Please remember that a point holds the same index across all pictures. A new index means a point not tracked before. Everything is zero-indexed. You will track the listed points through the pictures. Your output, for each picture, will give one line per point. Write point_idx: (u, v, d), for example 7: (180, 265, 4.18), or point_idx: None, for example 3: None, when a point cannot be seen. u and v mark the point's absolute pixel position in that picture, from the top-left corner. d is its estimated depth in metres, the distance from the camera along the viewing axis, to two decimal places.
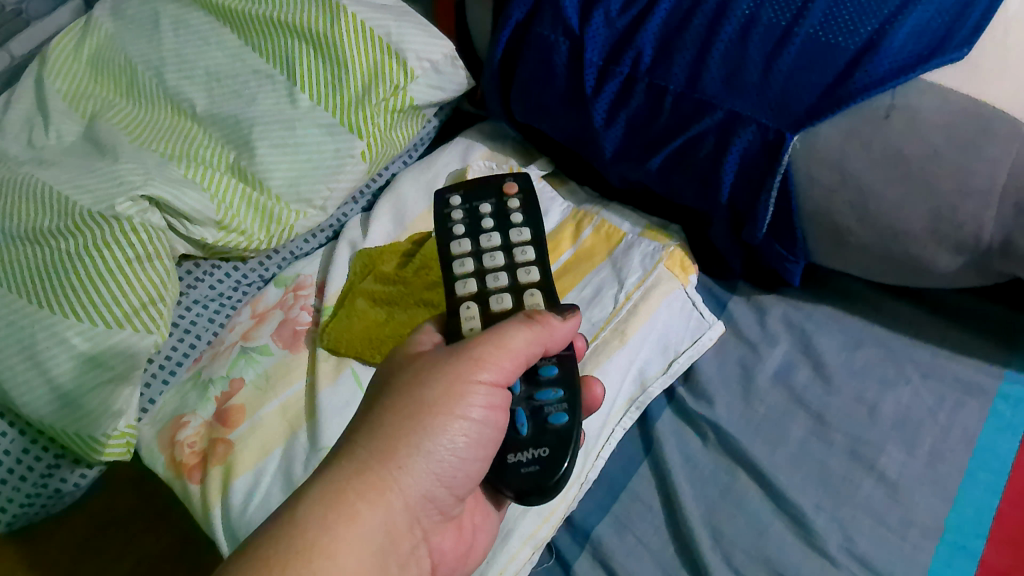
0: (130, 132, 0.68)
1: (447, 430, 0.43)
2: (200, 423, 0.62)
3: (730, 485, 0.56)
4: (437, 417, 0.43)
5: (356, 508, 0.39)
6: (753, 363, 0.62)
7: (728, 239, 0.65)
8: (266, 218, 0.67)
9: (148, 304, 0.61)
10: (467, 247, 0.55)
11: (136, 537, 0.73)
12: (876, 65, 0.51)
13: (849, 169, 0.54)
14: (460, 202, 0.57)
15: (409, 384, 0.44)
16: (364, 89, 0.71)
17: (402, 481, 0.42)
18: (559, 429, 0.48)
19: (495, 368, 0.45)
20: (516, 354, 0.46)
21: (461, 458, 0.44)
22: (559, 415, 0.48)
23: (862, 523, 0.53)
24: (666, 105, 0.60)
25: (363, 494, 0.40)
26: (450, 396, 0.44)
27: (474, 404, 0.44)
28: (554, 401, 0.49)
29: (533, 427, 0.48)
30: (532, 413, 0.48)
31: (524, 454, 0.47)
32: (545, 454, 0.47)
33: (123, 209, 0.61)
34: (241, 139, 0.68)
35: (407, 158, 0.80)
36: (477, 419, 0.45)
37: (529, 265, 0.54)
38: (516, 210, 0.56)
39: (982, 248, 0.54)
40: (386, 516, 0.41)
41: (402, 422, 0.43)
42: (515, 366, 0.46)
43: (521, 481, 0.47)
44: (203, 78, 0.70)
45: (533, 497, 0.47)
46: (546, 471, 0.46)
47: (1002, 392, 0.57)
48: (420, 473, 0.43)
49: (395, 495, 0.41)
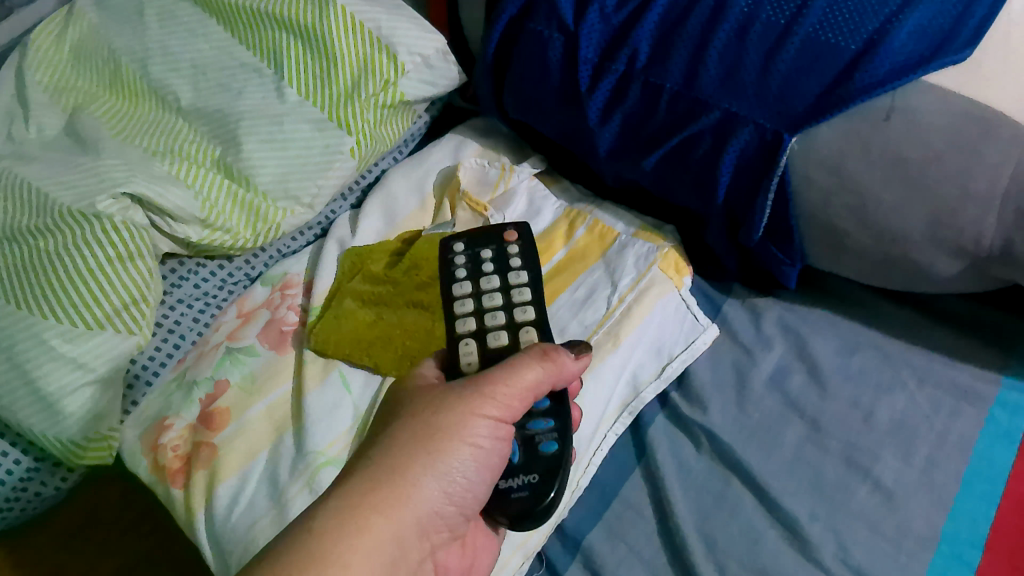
0: (111, 126, 0.66)
1: (460, 452, 0.42)
2: (184, 426, 0.61)
3: (723, 492, 0.55)
4: (450, 440, 0.42)
5: (365, 523, 0.38)
6: (748, 367, 0.61)
7: (724, 242, 0.64)
8: (252, 216, 0.66)
9: (130, 305, 0.59)
10: (467, 289, 0.54)
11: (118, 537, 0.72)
12: (877, 65, 0.50)
13: (848, 171, 0.53)
14: (463, 248, 0.56)
15: (425, 405, 0.43)
16: (353, 84, 0.69)
17: (415, 499, 0.40)
18: (550, 457, 0.47)
19: (508, 396, 0.44)
20: (530, 388, 0.45)
21: (473, 480, 0.43)
22: (550, 444, 0.47)
23: (856, 532, 0.52)
24: (663, 104, 0.59)
25: (378, 508, 0.39)
26: (465, 418, 0.43)
27: (487, 430, 0.43)
28: (545, 430, 0.48)
29: (524, 455, 0.47)
30: (522, 441, 0.48)
31: (515, 480, 0.46)
32: (535, 480, 0.46)
33: (104, 207, 0.59)
34: (227, 133, 0.66)
35: (398, 154, 0.79)
36: (488, 445, 0.44)
37: (526, 306, 0.53)
38: (516, 254, 0.55)
39: (982, 254, 0.53)
40: (399, 531, 0.40)
41: (417, 440, 0.42)
42: (527, 400, 0.45)
43: (511, 507, 0.46)
44: (188, 71, 0.69)
45: (523, 523, 0.46)
46: (535, 497, 0.46)
47: (1000, 398, 0.56)
48: (433, 492, 0.41)
49: (408, 511, 0.40)
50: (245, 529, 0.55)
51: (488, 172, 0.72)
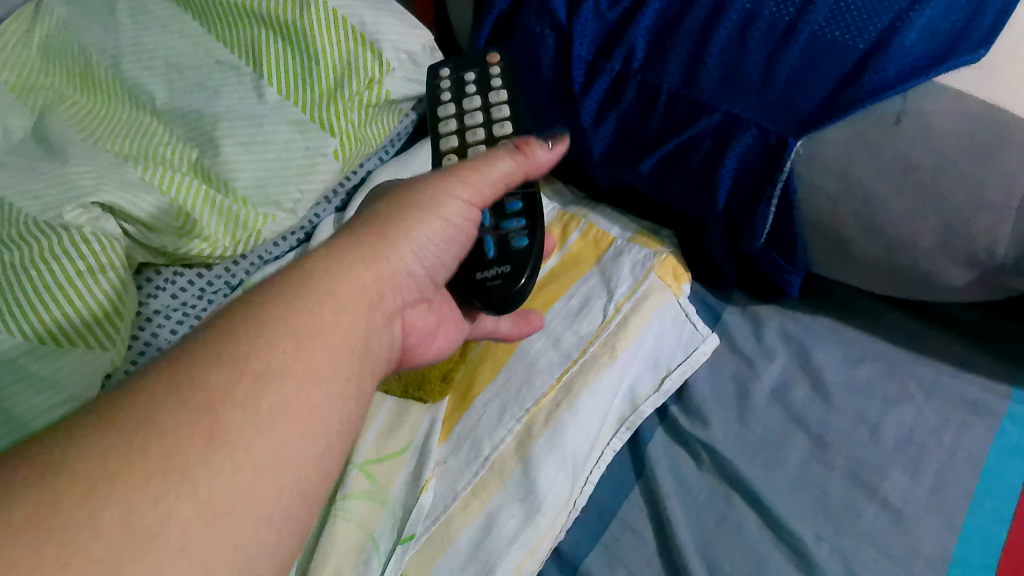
0: (80, 126, 0.62)
1: (428, 228, 0.42)
2: None
3: (725, 512, 0.53)
4: (419, 213, 0.42)
5: (352, 265, 0.38)
6: (749, 379, 0.59)
7: (725, 248, 0.61)
8: (231, 223, 0.62)
9: (102, 319, 0.56)
10: (453, 128, 0.57)
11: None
12: (886, 66, 0.47)
13: (855, 177, 0.50)
14: (449, 73, 0.60)
15: (394, 203, 0.43)
16: (337, 83, 0.67)
17: (390, 254, 0.40)
18: (522, 249, 0.48)
19: (476, 188, 0.45)
20: (497, 181, 0.45)
21: (439, 252, 0.43)
22: (523, 239, 0.48)
23: (864, 554, 0.50)
24: (660, 105, 0.56)
25: (354, 261, 0.39)
26: (434, 198, 0.43)
27: (455, 212, 0.44)
28: (518, 228, 0.49)
29: (499, 250, 0.48)
30: (497, 237, 0.48)
31: (489, 271, 0.48)
32: (508, 269, 0.47)
33: (73, 217, 0.57)
34: (205, 135, 0.63)
35: (384, 154, 0.76)
36: (453, 228, 0.44)
37: (504, 120, 0.55)
38: (498, 74, 0.58)
39: (994, 264, 0.51)
40: (378, 277, 0.39)
41: (388, 216, 0.42)
42: (493, 193, 0.46)
43: (487, 294, 0.47)
44: (163, 70, 0.66)
45: (497, 308, 0.47)
46: (509, 283, 0.47)
47: (1009, 412, 0.54)
48: (404, 253, 0.41)
49: (383, 268, 0.40)
50: None
51: None
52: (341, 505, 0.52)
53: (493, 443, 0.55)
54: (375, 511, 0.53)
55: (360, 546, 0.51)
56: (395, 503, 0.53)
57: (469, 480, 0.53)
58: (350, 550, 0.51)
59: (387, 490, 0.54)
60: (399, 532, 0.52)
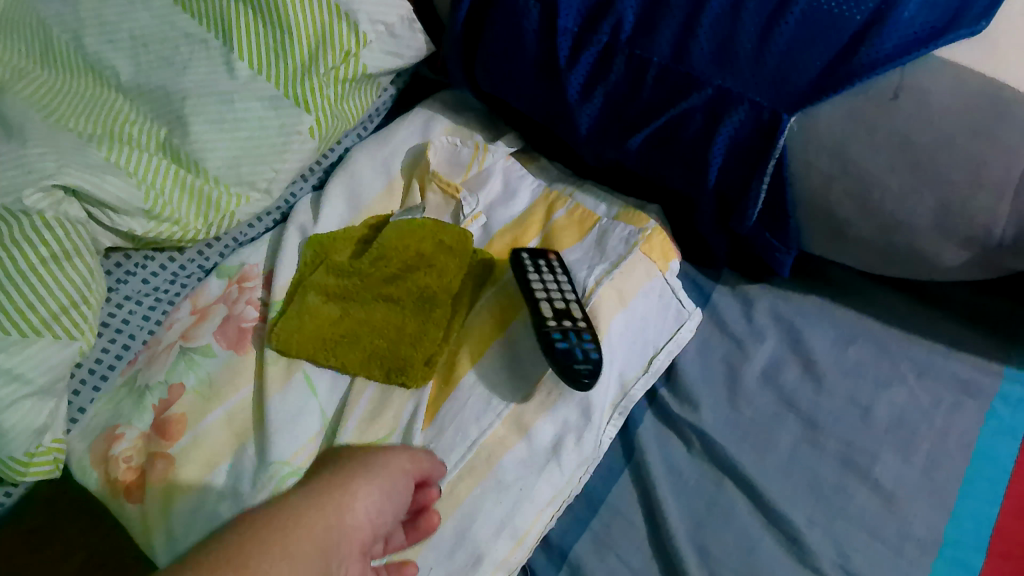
0: (41, 107, 0.57)
1: (374, 488, 0.46)
2: (136, 436, 0.56)
3: (716, 496, 0.52)
4: (352, 486, 0.45)
5: (303, 515, 0.42)
6: (739, 361, 0.58)
7: (713, 226, 0.60)
8: (202, 205, 0.61)
9: (69, 308, 0.54)
10: (562, 271, 0.58)
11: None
12: (885, 39, 0.45)
13: (850, 155, 0.49)
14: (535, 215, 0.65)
15: (342, 467, 0.47)
16: (311, 57, 0.64)
17: (348, 505, 0.44)
18: (592, 356, 0.52)
19: (412, 467, 0.48)
20: (403, 473, 0.47)
21: (384, 518, 0.46)
22: (593, 350, 0.52)
23: (857, 538, 0.49)
24: (649, 80, 0.54)
25: (312, 508, 0.43)
26: (380, 466, 0.47)
27: (402, 474, 0.47)
28: (581, 359, 0.52)
29: (581, 346, 0.52)
30: (580, 338, 0.53)
31: (576, 355, 0.52)
32: (588, 360, 0.51)
33: (33, 201, 0.53)
34: (173, 113, 0.60)
35: (361, 131, 0.73)
36: (389, 497, 0.46)
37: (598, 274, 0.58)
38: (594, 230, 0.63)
39: (991, 243, 0.49)
40: (328, 534, 0.42)
41: (336, 474, 0.46)
42: (418, 465, 0.49)
43: (558, 359, 0.51)
44: (128, 43, 0.62)
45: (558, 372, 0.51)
46: (576, 360, 0.51)
47: (1002, 391, 0.54)
48: (361, 510, 0.44)
49: (339, 535, 0.43)
50: None
51: (461, 151, 0.68)
52: None
53: (479, 428, 0.53)
54: None
55: None
56: None
57: (455, 463, 0.52)
58: None
59: None
60: None
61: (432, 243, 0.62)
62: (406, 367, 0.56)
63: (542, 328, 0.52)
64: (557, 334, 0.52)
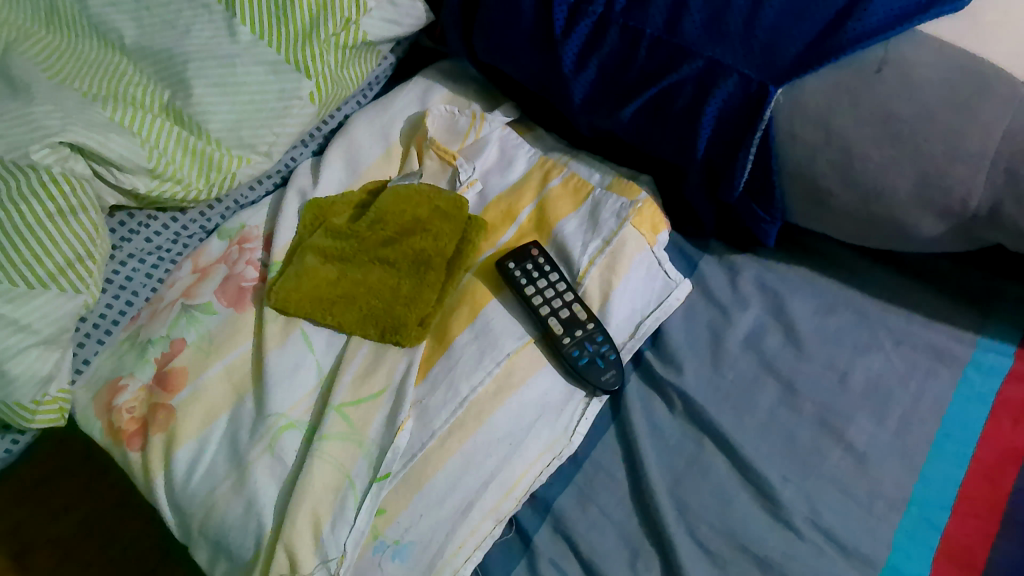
0: (46, 66, 0.59)
1: None
2: (138, 387, 0.58)
3: (696, 454, 0.55)
4: None
5: None
6: (723, 326, 0.60)
7: (702, 196, 0.61)
8: (204, 165, 0.62)
9: (75, 262, 0.56)
10: (549, 266, 0.60)
11: (90, 487, 0.83)
12: (872, 12, 0.47)
13: (835, 126, 0.50)
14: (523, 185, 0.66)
15: None
16: (312, 23, 0.65)
17: None
18: (610, 357, 0.57)
19: None
20: None
21: None
22: (609, 351, 0.57)
23: (828, 495, 0.52)
24: (642, 51, 0.55)
25: None
26: None
27: None
28: (603, 363, 0.56)
29: (596, 350, 0.57)
30: (592, 338, 0.57)
31: (597, 367, 0.56)
32: (610, 370, 0.56)
33: (40, 156, 0.54)
34: (175, 76, 0.62)
35: (362, 98, 0.75)
36: None
37: (590, 257, 0.61)
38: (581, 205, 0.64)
39: (968, 215, 0.51)
40: None
41: None
42: None
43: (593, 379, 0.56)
44: (131, 6, 0.63)
45: (591, 388, 0.56)
46: (605, 373, 0.56)
47: (974, 359, 0.56)
48: None
49: None
50: (206, 494, 0.54)
51: (458, 120, 0.69)
52: (318, 446, 0.53)
53: (470, 384, 0.55)
54: (352, 452, 0.54)
55: (336, 485, 0.53)
56: (371, 445, 0.54)
57: (447, 418, 0.54)
58: (326, 489, 0.52)
59: (363, 432, 0.55)
60: (375, 471, 0.53)
61: (428, 209, 0.63)
62: (400, 327, 0.58)
63: (560, 348, 0.56)
64: (575, 349, 0.56)
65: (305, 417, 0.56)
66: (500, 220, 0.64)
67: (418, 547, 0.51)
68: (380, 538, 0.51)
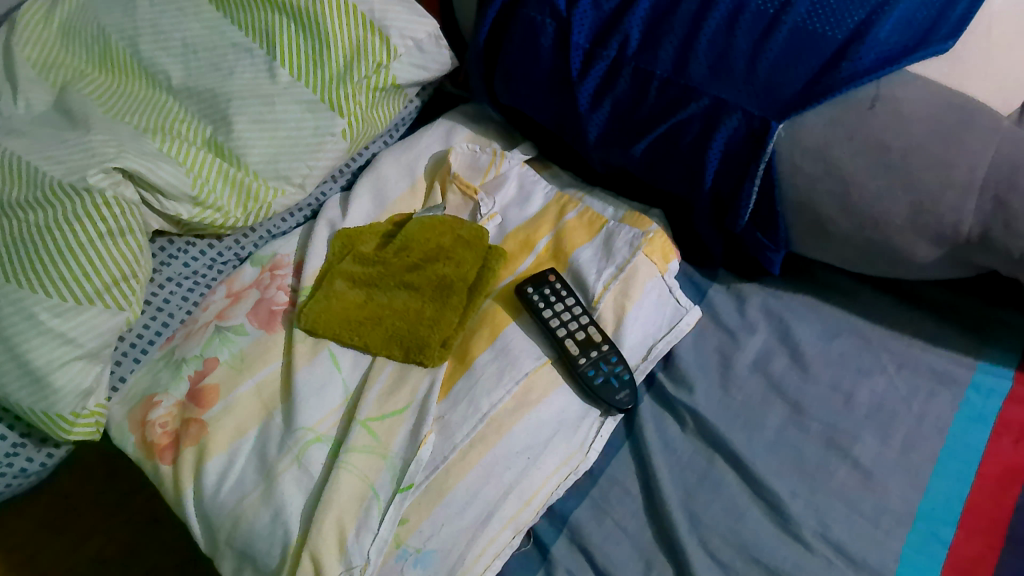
0: (102, 103, 0.64)
1: None
2: (172, 403, 0.61)
3: (707, 470, 0.57)
4: None
5: None
6: (731, 350, 0.63)
7: (710, 227, 0.65)
8: (243, 195, 0.66)
9: (120, 281, 0.59)
10: (566, 291, 0.63)
11: (107, 516, 0.85)
12: (863, 55, 0.52)
13: (833, 158, 0.54)
14: (540, 219, 0.70)
15: None
16: (345, 67, 0.70)
17: None
18: (623, 376, 0.59)
19: None
20: None
21: None
22: (622, 370, 0.59)
23: (837, 509, 0.54)
24: (652, 90, 0.60)
25: None
26: None
27: None
28: (618, 381, 0.59)
29: (611, 369, 0.59)
30: (606, 358, 0.60)
31: (612, 384, 0.59)
32: (623, 387, 0.59)
33: (96, 180, 0.58)
34: (219, 113, 0.66)
35: (388, 138, 0.80)
36: None
37: (604, 284, 0.64)
38: (596, 236, 0.68)
39: (961, 240, 0.54)
40: None
41: None
42: None
43: (606, 395, 0.58)
44: (179, 50, 0.68)
45: (605, 405, 0.59)
46: (618, 391, 0.58)
47: (974, 382, 0.58)
48: None
49: None
50: (234, 503, 0.56)
51: (479, 157, 0.73)
52: (344, 458, 0.56)
53: (491, 402, 0.57)
54: (376, 465, 0.56)
55: (361, 495, 0.55)
56: (395, 457, 0.57)
57: (468, 433, 0.56)
58: (351, 498, 0.54)
59: (387, 445, 0.57)
60: (399, 482, 0.55)
61: (450, 237, 0.67)
62: (424, 347, 0.61)
63: (576, 367, 0.59)
64: (590, 368, 0.59)
65: (331, 432, 0.58)
66: (518, 250, 0.68)
67: (439, 554, 0.52)
68: (403, 546, 0.53)
